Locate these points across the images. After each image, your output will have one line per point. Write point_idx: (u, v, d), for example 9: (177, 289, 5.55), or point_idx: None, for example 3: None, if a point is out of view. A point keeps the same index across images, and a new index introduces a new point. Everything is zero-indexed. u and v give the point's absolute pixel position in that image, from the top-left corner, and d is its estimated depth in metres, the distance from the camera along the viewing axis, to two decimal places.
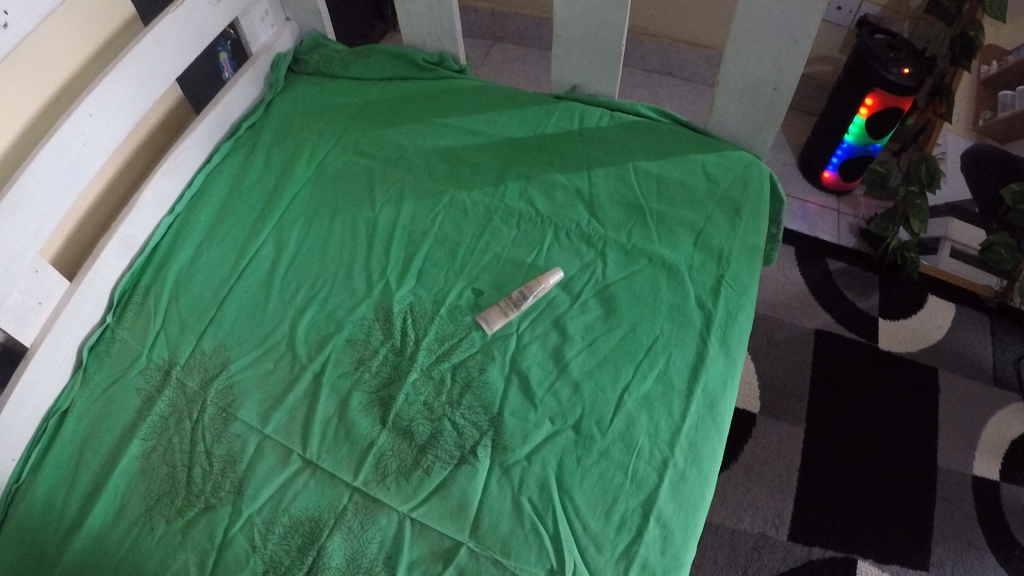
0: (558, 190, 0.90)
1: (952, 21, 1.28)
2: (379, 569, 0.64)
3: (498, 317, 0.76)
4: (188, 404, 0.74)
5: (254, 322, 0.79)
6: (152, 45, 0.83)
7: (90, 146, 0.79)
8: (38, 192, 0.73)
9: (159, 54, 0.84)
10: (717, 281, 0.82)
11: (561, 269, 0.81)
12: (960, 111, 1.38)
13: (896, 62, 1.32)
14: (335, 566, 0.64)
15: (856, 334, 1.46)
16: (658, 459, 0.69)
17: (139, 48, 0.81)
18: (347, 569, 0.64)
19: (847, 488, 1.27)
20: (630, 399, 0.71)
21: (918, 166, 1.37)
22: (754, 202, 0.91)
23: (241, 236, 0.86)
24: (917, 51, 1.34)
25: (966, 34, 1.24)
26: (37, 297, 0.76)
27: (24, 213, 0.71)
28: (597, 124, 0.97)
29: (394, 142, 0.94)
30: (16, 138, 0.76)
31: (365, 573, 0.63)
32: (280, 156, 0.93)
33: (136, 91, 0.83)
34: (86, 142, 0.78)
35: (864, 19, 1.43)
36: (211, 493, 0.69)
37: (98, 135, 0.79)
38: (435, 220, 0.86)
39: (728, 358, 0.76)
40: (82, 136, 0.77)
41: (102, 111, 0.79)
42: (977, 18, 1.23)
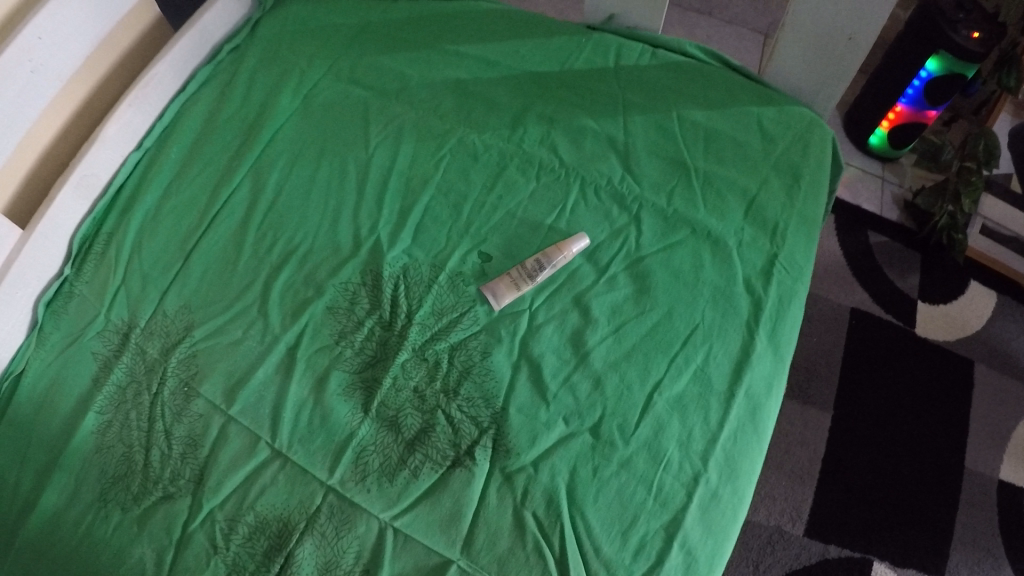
0: (588, 139, 0.76)
1: None
2: None
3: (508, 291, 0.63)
4: (148, 373, 0.63)
5: (223, 279, 0.66)
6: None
7: (39, 73, 0.66)
8: None
9: None
10: (769, 261, 0.69)
11: (586, 235, 0.68)
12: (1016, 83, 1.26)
13: (966, 23, 1.14)
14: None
15: (893, 318, 1.34)
16: (688, 474, 0.58)
17: None
18: None
19: (868, 484, 1.18)
20: (660, 400, 0.60)
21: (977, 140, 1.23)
22: (815, 169, 0.77)
23: (215, 174, 0.73)
24: (988, 13, 1.16)
25: None
26: None
27: None
28: (638, 63, 0.82)
29: (396, 70, 0.79)
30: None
31: None
32: (264, 84, 0.78)
33: (93, 7, 0.69)
34: (35, 69, 0.65)
35: None
36: (169, 481, 0.59)
37: (49, 58, 0.66)
38: (438, 167, 0.72)
39: (776, 357, 0.65)
40: (30, 62, 0.64)
41: (53, 32, 0.65)
42: None
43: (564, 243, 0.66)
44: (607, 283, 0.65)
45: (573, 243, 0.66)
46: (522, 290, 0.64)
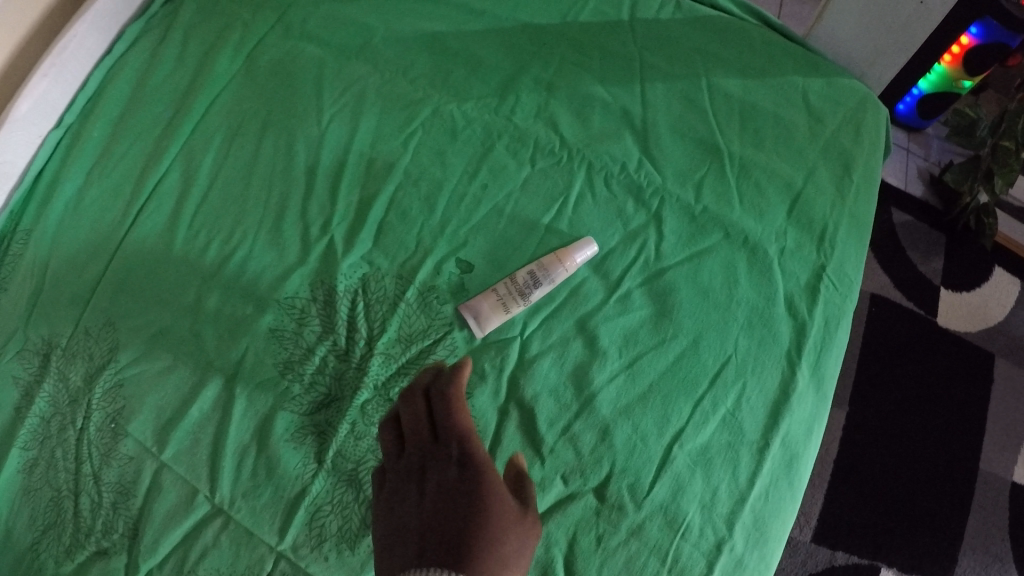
0: (596, 112, 0.63)
1: None
2: None
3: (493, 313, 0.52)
4: (72, 404, 0.51)
5: (150, 287, 0.54)
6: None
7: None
8: None
9: None
10: (816, 274, 0.57)
11: (593, 241, 0.55)
12: None
13: None
14: None
15: (915, 307, 1.24)
16: (710, 541, 0.48)
17: None
18: None
19: (879, 486, 1.10)
20: (680, 453, 0.49)
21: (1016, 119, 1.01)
22: (869, 157, 0.64)
23: (144, 154, 0.59)
24: None
25: None
26: None
27: None
28: (654, 16, 0.68)
29: (359, 21, 0.64)
30: None
31: None
32: (200, 39, 0.64)
33: None
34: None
35: None
36: (102, 534, 0.48)
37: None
38: (408, 145, 0.59)
39: (818, 394, 0.54)
40: None
41: None
42: None
43: (566, 251, 0.53)
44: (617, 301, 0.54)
45: (578, 249, 0.54)
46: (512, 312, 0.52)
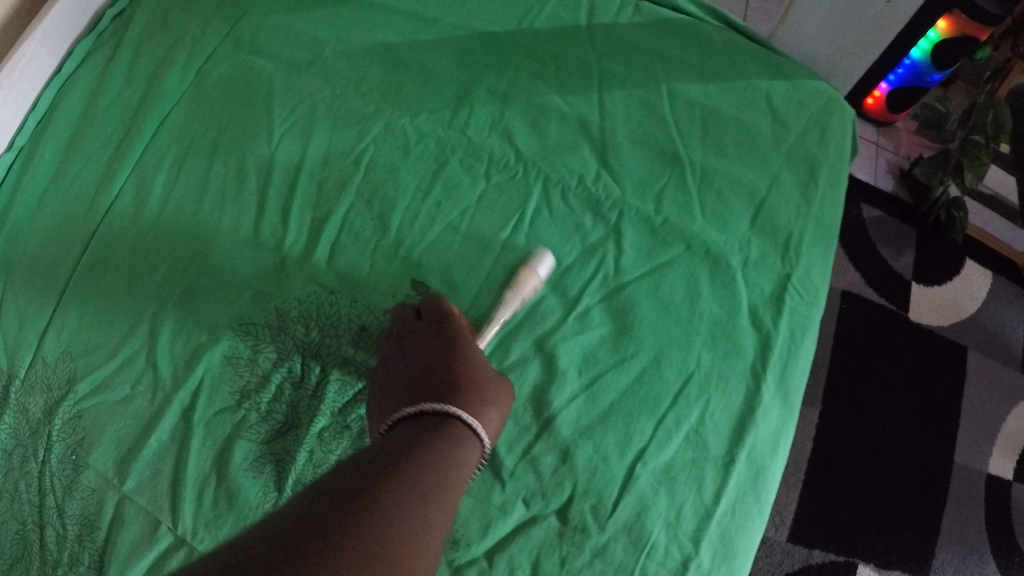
0: (552, 123, 0.62)
1: None
2: None
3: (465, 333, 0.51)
4: (33, 436, 0.50)
5: (102, 319, 0.52)
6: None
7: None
8: None
9: None
10: (781, 284, 0.57)
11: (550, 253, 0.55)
12: None
13: None
14: None
15: (889, 304, 1.24)
16: (676, 559, 0.48)
17: None
18: None
19: (854, 482, 1.11)
20: (643, 472, 0.49)
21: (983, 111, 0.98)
22: (834, 161, 0.64)
23: (94, 178, 0.57)
24: None
25: None
26: None
27: None
28: (611, 21, 0.68)
29: (308, 33, 0.63)
30: None
31: None
32: (150, 53, 0.62)
33: None
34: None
35: None
36: (67, 567, 0.47)
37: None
38: (361, 162, 0.58)
39: (784, 406, 0.54)
40: None
41: None
42: None
43: (528, 266, 0.53)
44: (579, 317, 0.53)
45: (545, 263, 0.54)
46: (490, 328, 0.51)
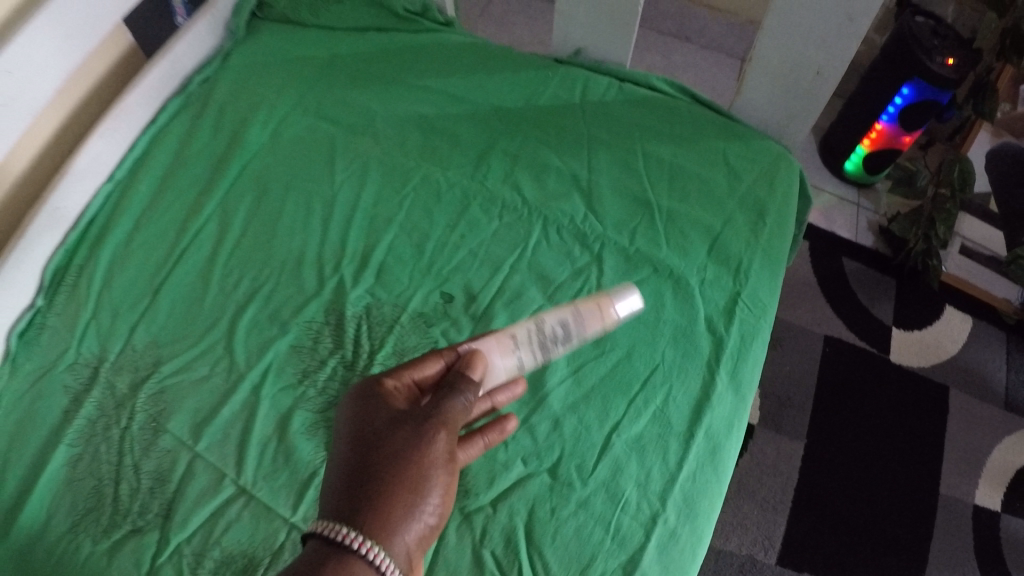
0: (552, 176, 0.78)
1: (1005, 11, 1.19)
2: None
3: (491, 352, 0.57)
4: (117, 408, 0.62)
5: (189, 319, 0.67)
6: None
7: (8, 107, 0.67)
8: None
9: None
10: (732, 299, 0.71)
11: (634, 299, 0.63)
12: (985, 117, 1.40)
13: (941, 51, 1.27)
14: None
15: (869, 346, 1.39)
16: (646, 514, 0.58)
17: None
18: None
19: (841, 508, 1.21)
20: (618, 440, 0.61)
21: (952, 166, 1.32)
22: (780, 205, 0.78)
23: (183, 210, 0.74)
24: (963, 41, 1.29)
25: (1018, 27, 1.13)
26: None
27: None
28: (603, 97, 0.85)
29: (363, 106, 0.81)
30: None
31: None
32: (232, 117, 0.80)
33: (67, 43, 0.71)
34: (4, 104, 0.67)
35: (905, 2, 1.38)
36: (138, 514, 0.58)
37: (18, 95, 0.68)
38: (402, 205, 0.74)
39: (738, 396, 0.65)
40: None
41: (23, 67, 0.67)
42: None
43: (608, 306, 0.61)
44: (587, 333, 0.61)
45: (620, 300, 0.62)
46: (524, 326, 0.59)
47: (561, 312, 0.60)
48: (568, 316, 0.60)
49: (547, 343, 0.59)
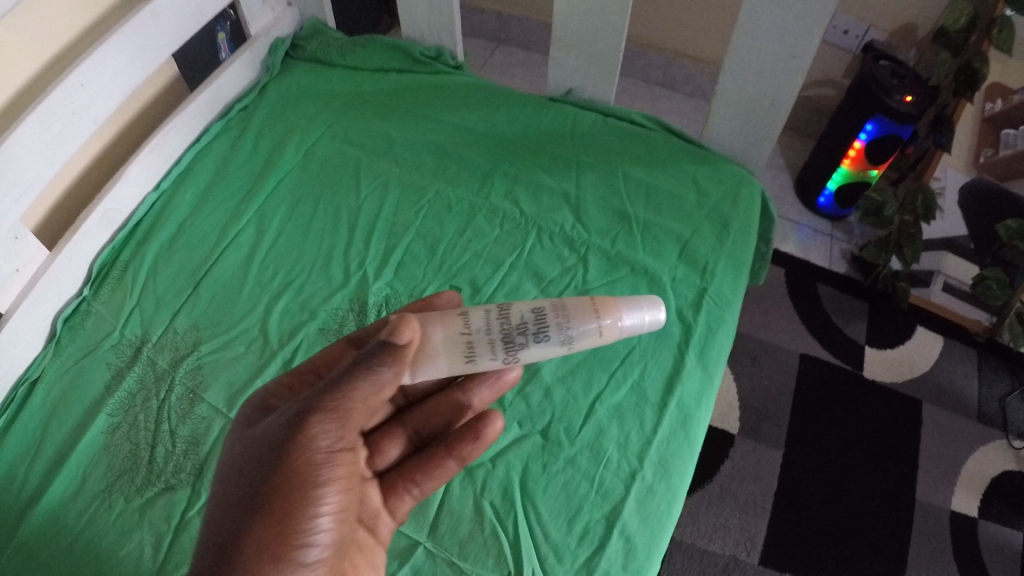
0: (545, 193, 0.90)
1: (958, 51, 1.32)
2: None
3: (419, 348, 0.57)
4: (157, 381, 0.77)
5: (228, 306, 0.82)
6: (151, 18, 0.86)
7: (79, 115, 0.81)
8: (24, 158, 0.76)
9: (157, 27, 0.88)
10: (699, 294, 0.81)
11: (637, 321, 0.60)
12: (963, 147, 1.47)
13: (899, 89, 1.38)
14: None
15: (843, 362, 1.47)
16: (626, 471, 0.66)
17: (136, 19, 0.84)
18: None
19: (820, 510, 1.28)
20: (600, 408, 0.70)
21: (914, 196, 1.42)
22: (744, 217, 0.89)
23: (224, 217, 0.91)
24: (921, 80, 1.40)
25: (972, 65, 1.31)
26: (15, 263, 0.79)
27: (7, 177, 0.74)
28: (589, 128, 0.97)
29: (384, 133, 0.98)
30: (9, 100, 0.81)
31: None
32: (269, 140, 0.98)
33: (131, 64, 0.86)
34: (76, 111, 0.81)
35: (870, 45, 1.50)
36: (171, 474, 0.71)
37: (87, 105, 0.82)
38: (418, 214, 0.88)
39: (706, 373, 0.74)
40: (72, 105, 0.80)
41: (94, 80, 0.82)
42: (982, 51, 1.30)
43: (604, 314, 0.59)
44: (569, 329, 0.58)
45: (618, 313, 0.59)
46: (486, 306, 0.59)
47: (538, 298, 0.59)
48: (547, 305, 0.59)
49: (510, 327, 0.58)
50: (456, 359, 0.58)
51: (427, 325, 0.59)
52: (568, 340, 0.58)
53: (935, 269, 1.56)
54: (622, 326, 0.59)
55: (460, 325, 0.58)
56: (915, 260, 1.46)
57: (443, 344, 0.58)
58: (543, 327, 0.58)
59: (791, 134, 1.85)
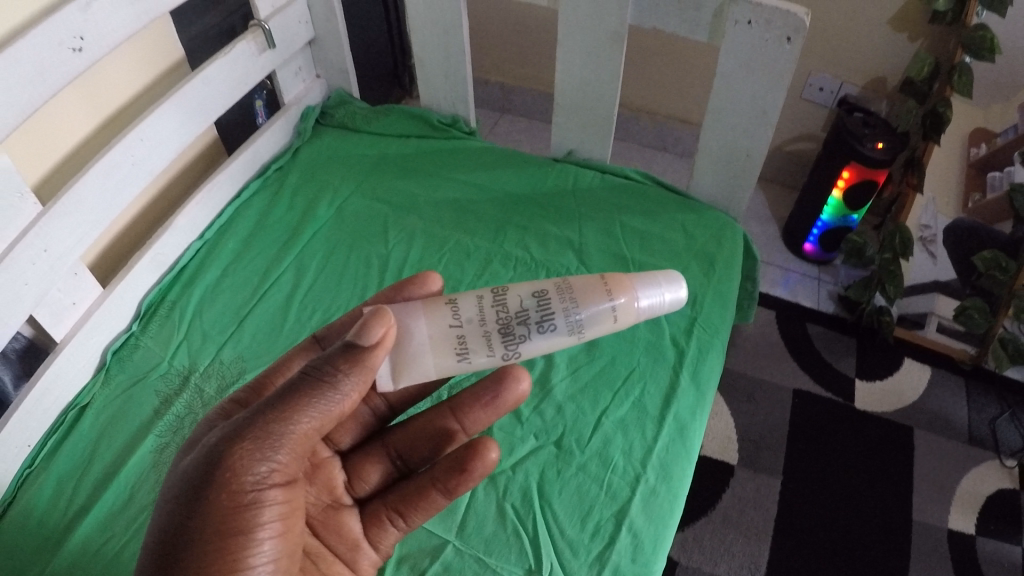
0: (552, 241, 1.03)
1: (924, 99, 1.49)
2: None
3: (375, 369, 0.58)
4: (203, 406, 0.88)
5: (271, 339, 0.95)
6: (201, 84, 1.01)
7: (137, 167, 0.96)
8: (88, 203, 0.89)
9: (206, 93, 1.03)
10: (691, 322, 0.92)
11: (644, 298, 0.65)
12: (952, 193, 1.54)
13: (871, 138, 1.53)
14: None
15: (834, 395, 1.56)
16: (632, 475, 0.76)
17: (188, 86, 0.99)
18: None
19: (818, 532, 1.35)
20: (606, 421, 0.80)
21: (893, 236, 1.54)
22: (727, 257, 1.01)
23: (264, 263, 1.04)
24: (891, 128, 1.55)
25: (937, 110, 1.46)
26: (72, 297, 0.92)
27: (75, 218, 0.88)
28: (590, 185, 1.11)
29: (408, 192, 1.12)
30: (69, 152, 0.95)
31: None
32: (303, 198, 1.12)
33: (183, 124, 1.00)
34: (135, 163, 0.95)
35: (845, 99, 1.65)
36: None
37: (145, 158, 0.96)
38: (441, 260, 1.01)
39: (699, 391, 0.85)
40: (131, 159, 0.94)
41: (151, 138, 0.96)
42: (947, 97, 1.45)
43: (609, 291, 0.63)
44: (576, 312, 0.63)
45: (624, 291, 0.64)
46: (478, 295, 0.63)
47: (537, 282, 0.64)
48: (548, 287, 0.63)
49: (509, 313, 0.62)
50: (447, 349, 0.61)
51: (414, 318, 0.62)
52: (577, 326, 0.63)
53: (929, 311, 1.64)
54: (639, 307, 0.64)
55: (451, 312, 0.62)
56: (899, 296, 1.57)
57: (433, 334, 0.61)
58: (546, 311, 0.62)
59: (776, 186, 2.00)
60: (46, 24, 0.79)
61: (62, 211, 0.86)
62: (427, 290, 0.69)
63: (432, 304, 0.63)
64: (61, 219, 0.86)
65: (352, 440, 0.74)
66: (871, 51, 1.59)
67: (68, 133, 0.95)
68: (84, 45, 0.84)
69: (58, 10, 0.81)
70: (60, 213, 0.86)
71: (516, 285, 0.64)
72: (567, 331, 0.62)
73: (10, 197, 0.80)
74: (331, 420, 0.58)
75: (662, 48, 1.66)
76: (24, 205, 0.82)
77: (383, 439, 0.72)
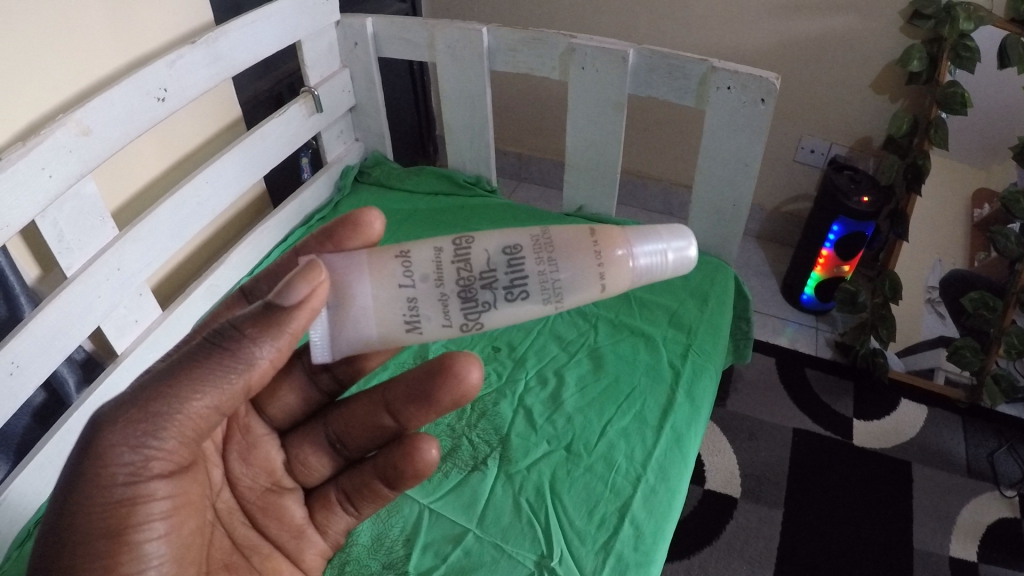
0: None
1: (905, 153, 1.63)
2: (399, 546, 0.83)
3: (290, 334, 0.60)
4: None
5: None
6: (259, 139, 1.18)
7: (201, 206, 1.10)
8: (158, 231, 1.03)
9: (263, 146, 1.19)
10: (687, 348, 1.03)
11: (643, 256, 0.65)
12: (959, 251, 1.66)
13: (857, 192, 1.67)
14: (361, 542, 0.84)
15: (833, 434, 1.64)
16: (633, 475, 0.86)
17: (249, 139, 1.16)
18: (372, 545, 0.83)
19: (818, 559, 1.41)
20: (610, 430, 0.91)
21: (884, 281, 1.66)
22: (719, 292, 1.13)
23: None
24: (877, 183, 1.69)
25: (916, 163, 1.59)
26: (135, 315, 1.07)
27: (146, 243, 1.02)
28: None
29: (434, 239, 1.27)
30: (141, 189, 1.10)
31: (387, 548, 0.83)
32: None
33: (243, 171, 1.16)
34: (200, 202, 1.10)
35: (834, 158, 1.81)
36: None
37: (208, 198, 1.11)
38: None
39: (694, 407, 0.95)
40: (198, 198, 1.09)
41: (216, 181, 1.12)
42: (925, 151, 1.58)
43: (606, 245, 0.64)
44: (553, 274, 0.64)
45: (619, 244, 0.64)
46: (437, 247, 0.64)
47: (511, 237, 0.65)
48: (523, 243, 0.65)
49: (473, 274, 0.64)
50: (399, 314, 0.64)
51: (359, 276, 0.64)
52: (555, 293, 0.64)
53: (936, 365, 1.74)
54: (635, 267, 0.65)
55: (407, 268, 0.64)
56: (891, 338, 1.68)
57: (377, 293, 0.64)
58: (517, 271, 0.64)
59: (773, 243, 2.14)
60: (138, 77, 0.94)
61: (136, 237, 1.00)
62: (365, 241, 0.69)
63: (379, 262, 0.64)
64: (135, 243, 1.00)
65: (297, 414, 0.80)
66: (850, 114, 1.76)
67: (143, 174, 1.10)
68: (167, 95, 0.99)
69: (147, 67, 0.95)
70: (135, 238, 1.00)
71: (485, 238, 0.65)
72: (540, 297, 0.64)
73: (93, 220, 0.95)
74: (231, 399, 0.60)
75: (662, 117, 1.85)
76: (104, 228, 0.98)
77: (324, 420, 0.78)
